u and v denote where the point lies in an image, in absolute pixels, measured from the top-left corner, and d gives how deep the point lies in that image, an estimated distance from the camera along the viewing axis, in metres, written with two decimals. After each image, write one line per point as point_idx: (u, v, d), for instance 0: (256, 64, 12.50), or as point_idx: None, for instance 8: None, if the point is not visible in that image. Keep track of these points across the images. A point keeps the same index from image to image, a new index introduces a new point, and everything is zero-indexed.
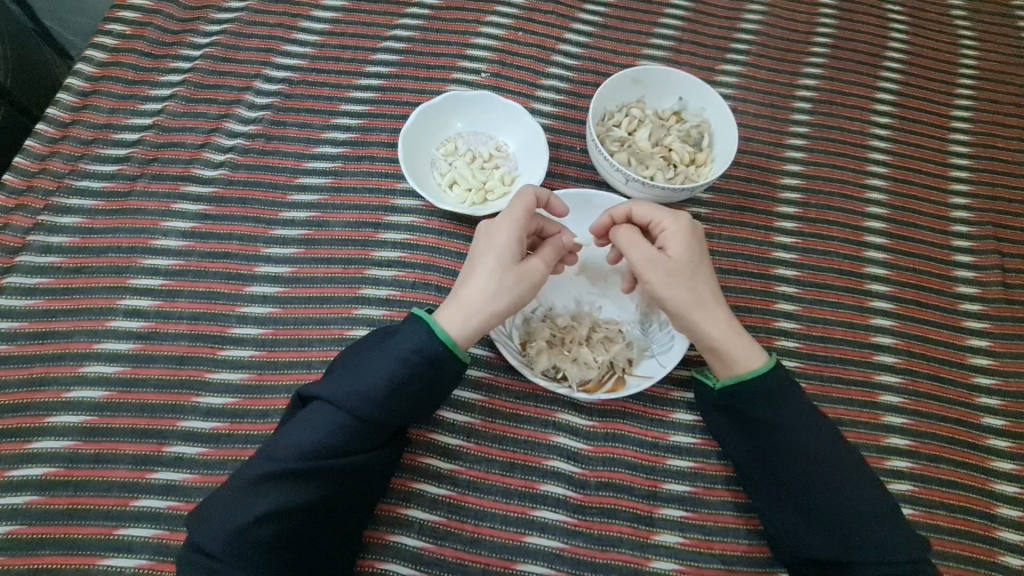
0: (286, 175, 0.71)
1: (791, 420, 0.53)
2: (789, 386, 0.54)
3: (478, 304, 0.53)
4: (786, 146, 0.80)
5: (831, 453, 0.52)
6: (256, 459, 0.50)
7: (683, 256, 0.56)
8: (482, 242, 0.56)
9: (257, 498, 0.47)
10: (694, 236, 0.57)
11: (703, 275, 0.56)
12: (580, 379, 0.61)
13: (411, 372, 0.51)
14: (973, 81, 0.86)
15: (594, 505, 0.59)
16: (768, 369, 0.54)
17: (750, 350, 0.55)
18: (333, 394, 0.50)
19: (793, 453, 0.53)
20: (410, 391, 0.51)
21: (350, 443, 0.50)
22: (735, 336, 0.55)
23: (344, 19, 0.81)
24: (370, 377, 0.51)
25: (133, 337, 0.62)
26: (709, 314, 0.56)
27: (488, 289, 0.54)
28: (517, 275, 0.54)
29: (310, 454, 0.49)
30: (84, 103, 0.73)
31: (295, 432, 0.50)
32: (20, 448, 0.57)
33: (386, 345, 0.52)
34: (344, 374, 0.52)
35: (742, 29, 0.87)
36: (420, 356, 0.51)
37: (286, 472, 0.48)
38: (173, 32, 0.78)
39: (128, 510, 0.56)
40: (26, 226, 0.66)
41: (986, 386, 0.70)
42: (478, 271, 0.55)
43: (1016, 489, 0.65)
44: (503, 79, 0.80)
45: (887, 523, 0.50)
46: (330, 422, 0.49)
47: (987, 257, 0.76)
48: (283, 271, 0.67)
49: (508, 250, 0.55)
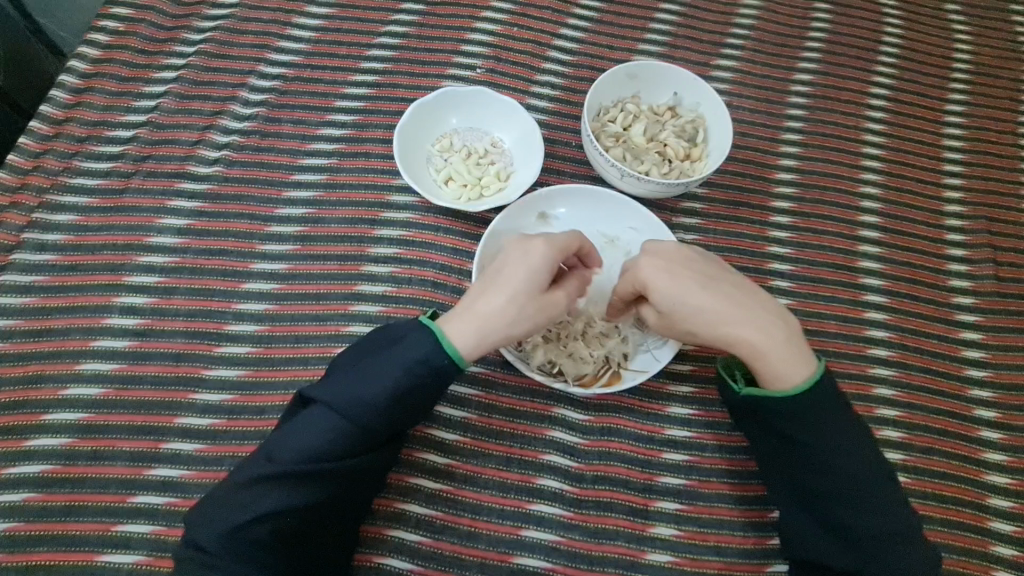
0: (281, 171, 0.71)
1: (822, 435, 0.51)
2: (827, 401, 0.51)
3: (501, 333, 0.52)
4: (781, 140, 0.80)
5: (864, 471, 0.51)
6: (255, 458, 0.50)
7: (673, 297, 0.53)
8: (516, 257, 0.54)
9: (256, 498, 0.47)
10: (667, 272, 0.54)
11: (702, 306, 0.53)
12: (575, 373, 0.62)
13: (416, 382, 0.50)
14: (967, 75, 0.86)
15: (589, 498, 0.60)
16: (794, 394, 0.51)
17: (783, 373, 0.51)
18: (334, 400, 0.50)
19: (822, 465, 0.51)
20: (412, 399, 0.51)
21: (349, 449, 0.50)
22: (774, 342, 0.51)
23: (339, 15, 0.81)
24: (375, 388, 0.50)
25: (129, 334, 0.62)
26: (735, 326, 0.52)
27: (510, 316, 0.52)
28: (540, 306, 0.54)
29: (313, 459, 0.49)
30: (77, 100, 0.73)
31: (297, 436, 0.49)
32: (16, 446, 0.57)
33: (390, 351, 0.51)
34: (346, 379, 0.51)
35: (737, 24, 0.87)
36: (425, 366, 0.51)
37: (287, 473, 0.48)
38: (166, 28, 0.78)
39: (125, 507, 0.56)
40: (20, 223, 0.66)
41: (978, 378, 0.70)
42: (503, 289, 0.53)
43: (1007, 480, 0.66)
44: (498, 75, 0.80)
45: (905, 537, 0.50)
46: (331, 428, 0.49)
47: (979, 251, 0.76)
48: (279, 268, 0.67)
49: (541, 277, 0.53)
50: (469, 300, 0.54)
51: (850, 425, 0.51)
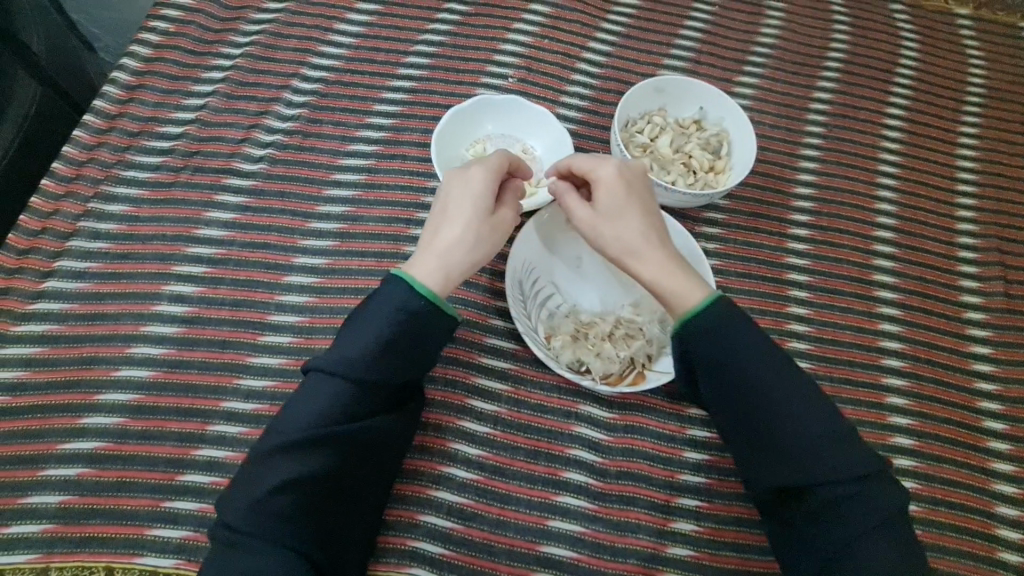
0: (322, 171, 0.75)
1: (736, 359, 0.52)
2: (732, 318, 0.53)
3: (460, 261, 0.57)
4: (799, 156, 0.84)
5: (781, 385, 0.52)
6: (265, 435, 0.52)
7: (615, 202, 0.58)
8: (460, 192, 0.59)
9: (271, 470, 0.49)
10: (623, 182, 0.59)
11: (631, 220, 0.57)
12: (602, 372, 0.64)
13: (401, 330, 0.53)
14: (981, 98, 0.89)
15: (613, 493, 0.62)
16: (707, 306, 0.53)
17: (687, 286, 0.55)
18: (326, 363, 0.52)
19: (741, 386, 0.52)
20: (400, 347, 0.53)
21: (348, 405, 0.51)
22: (673, 272, 0.55)
23: (378, 23, 0.84)
24: (362, 342, 0.52)
25: (177, 321, 0.65)
26: (641, 257, 0.56)
27: (467, 240, 0.58)
28: (492, 226, 0.59)
29: (317, 423, 0.51)
30: (129, 96, 0.76)
31: (299, 405, 0.52)
32: (70, 423, 0.60)
33: (374, 309, 0.53)
34: (337, 342, 0.53)
35: (759, 43, 0.90)
36: (408, 314, 0.53)
37: (296, 441, 0.50)
38: (214, 31, 0.82)
39: (173, 484, 0.58)
40: (76, 212, 0.69)
41: (987, 391, 0.73)
42: (454, 221, 0.58)
43: (1014, 489, 0.68)
44: (529, 85, 0.83)
45: (836, 446, 0.50)
46: (328, 390, 0.51)
47: (990, 269, 0.79)
48: (319, 263, 0.70)
49: (483, 200, 0.59)
50: (427, 238, 0.59)
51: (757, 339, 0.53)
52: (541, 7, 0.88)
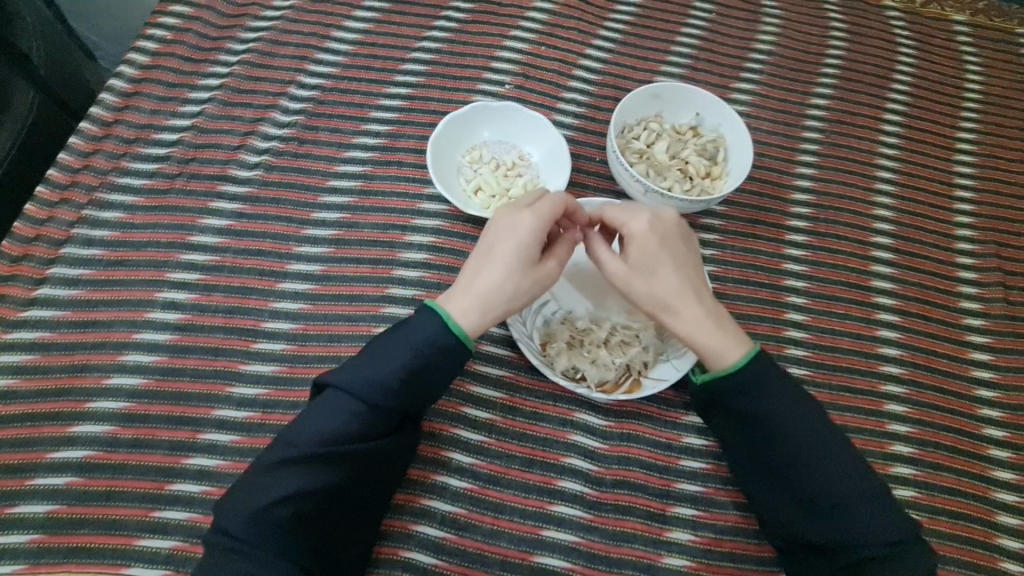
0: (318, 177, 0.75)
1: (773, 412, 0.54)
2: (772, 374, 0.55)
3: (500, 306, 0.57)
4: (797, 162, 0.83)
5: (817, 441, 0.54)
6: (275, 444, 0.52)
7: (649, 258, 0.58)
8: (505, 233, 0.58)
9: (278, 480, 0.50)
10: (655, 234, 0.59)
11: (664, 273, 0.58)
12: (598, 379, 0.64)
13: (424, 361, 0.54)
14: (979, 104, 0.89)
15: (608, 502, 0.61)
16: (748, 363, 0.55)
17: (726, 344, 0.56)
18: (348, 383, 0.53)
19: (777, 437, 0.54)
20: (421, 379, 0.54)
21: (364, 429, 0.52)
22: (708, 329, 0.56)
23: (375, 30, 0.85)
24: (385, 368, 0.53)
25: (170, 328, 0.65)
26: (675, 312, 0.58)
27: (506, 289, 0.57)
28: (534, 278, 0.58)
29: (330, 441, 0.51)
30: (125, 103, 0.76)
31: (315, 419, 0.52)
32: (61, 431, 0.59)
33: (399, 335, 0.55)
34: (359, 362, 0.54)
35: (756, 49, 0.90)
36: (433, 346, 0.54)
37: (307, 456, 0.50)
38: (211, 38, 0.82)
39: (163, 494, 0.58)
40: (70, 219, 0.69)
41: (988, 399, 0.72)
42: (496, 266, 0.57)
43: (1015, 498, 0.67)
44: (526, 91, 0.83)
45: (871, 502, 0.51)
46: (347, 411, 0.52)
47: (989, 275, 0.79)
48: (313, 270, 0.69)
49: (529, 250, 0.57)
50: (467, 275, 0.58)
51: (795, 394, 0.55)
52: (538, 14, 0.88)
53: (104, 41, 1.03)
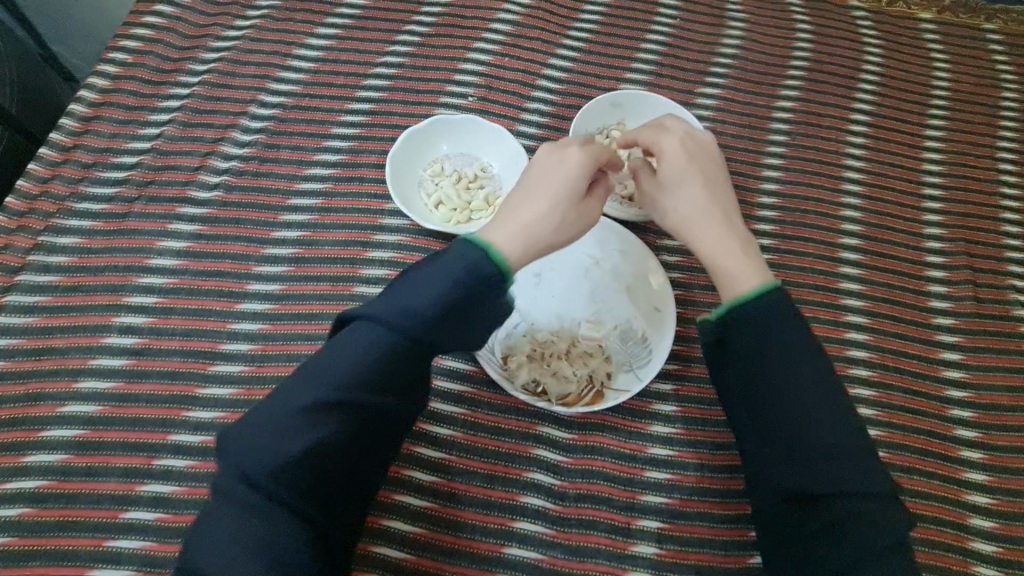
0: (278, 196, 0.74)
1: (772, 349, 0.50)
2: (777, 310, 0.51)
3: (548, 234, 0.53)
4: (763, 165, 0.83)
5: (817, 391, 0.49)
6: (291, 386, 0.45)
7: (678, 176, 0.57)
8: (552, 168, 0.56)
9: (295, 431, 0.43)
10: (689, 154, 0.58)
11: (692, 191, 0.57)
12: (558, 393, 0.63)
13: (469, 295, 0.46)
14: (946, 102, 0.89)
15: (571, 517, 0.61)
16: (765, 291, 0.51)
17: (749, 267, 0.54)
18: (380, 320, 0.45)
19: (778, 380, 0.49)
20: (462, 318, 0.46)
21: (395, 372, 0.46)
22: (733, 253, 0.55)
23: (337, 47, 0.85)
24: (424, 302, 0.45)
25: (127, 353, 0.64)
26: (698, 230, 0.56)
27: (554, 221, 0.53)
28: (579, 213, 0.55)
29: (354, 386, 0.45)
30: (85, 128, 0.76)
31: (342, 354, 0.45)
32: (14, 461, 0.59)
33: (438, 265, 0.47)
34: (392, 294, 0.47)
35: (720, 53, 0.90)
36: (476, 278, 0.46)
37: (328, 404, 0.44)
38: (173, 60, 0.82)
39: (117, 522, 0.57)
40: (27, 246, 0.69)
41: (959, 399, 0.71)
42: (540, 198, 0.54)
43: (988, 500, 0.66)
44: (489, 103, 0.83)
45: (858, 457, 0.47)
46: (376, 352, 0.45)
47: (958, 273, 0.78)
48: (273, 289, 0.69)
49: (579, 183, 0.55)
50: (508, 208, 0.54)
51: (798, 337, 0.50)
52: (502, 25, 0.88)
53: (87, 65, 1.03)
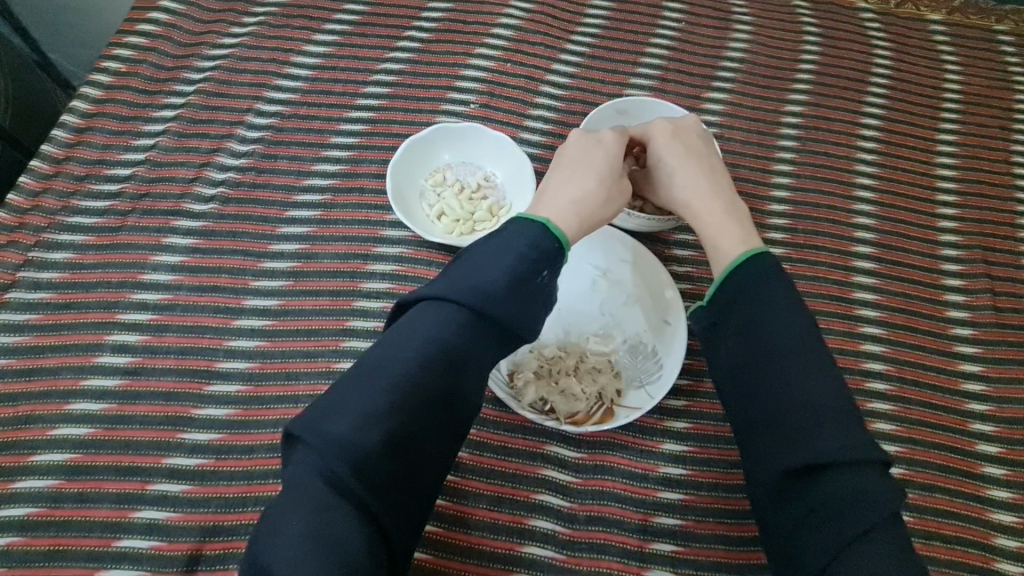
0: (276, 208, 0.72)
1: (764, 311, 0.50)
2: (774, 277, 0.52)
3: (592, 212, 0.57)
4: (773, 172, 0.81)
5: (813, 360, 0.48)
6: (360, 368, 0.44)
7: (668, 157, 0.62)
8: (585, 152, 0.61)
9: (372, 404, 0.41)
10: (676, 136, 0.63)
11: (681, 167, 0.61)
12: (567, 411, 0.61)
13: (531, 267, 0.49)
14: (958, 105, 0.87)
15: (582, 540, 0.58)
16: (751, 255, 0.53)
17: (736, 232, 0.56)
18: (448, 291, 0.46)
19: (760, 343, 0.49)
20: (528, 288, 0.48)
21: (467, 343, 0.45)
22: (719, 217, 0.58)
23: (336, 54, 0.83)
24: (489, 273, 0.47)
25: (120, 372, 0.62)
26: (692, 206, 0.60)
27: (600, 197, 0.58)
28: (619, 189, 0.60)
29: (428, 358, 0.44)
30: (77, 139, 0.74)
31: (409, 334, 0.45)
32: (3, 488, 0.57)
33: (498, 243, 0.50)
34: (455, 272, 0.48)
35: (727, 57, 0.89)
36: (538, 253, 0.50)
37: (401, 376, 0.43)
38: (167, 68, 0.80)
39: (109, 551, 0.55)
40: (17, 262, 0.67)
41: (980, 412, 0.69)
42: (581, 179, 0.59)
43: (1013, 519, 0.64)
44: (491, 110, 0.81)
45: (842, 423, 0.45)
46: (449, 320, 0.45)
47: (976, 281, 0.76)
48: (271, 304, 0.67)
49: (612, 165, 0.60)
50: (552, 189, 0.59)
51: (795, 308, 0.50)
52: (503, 30, 0.87)
53: (83, 73, 1.02)
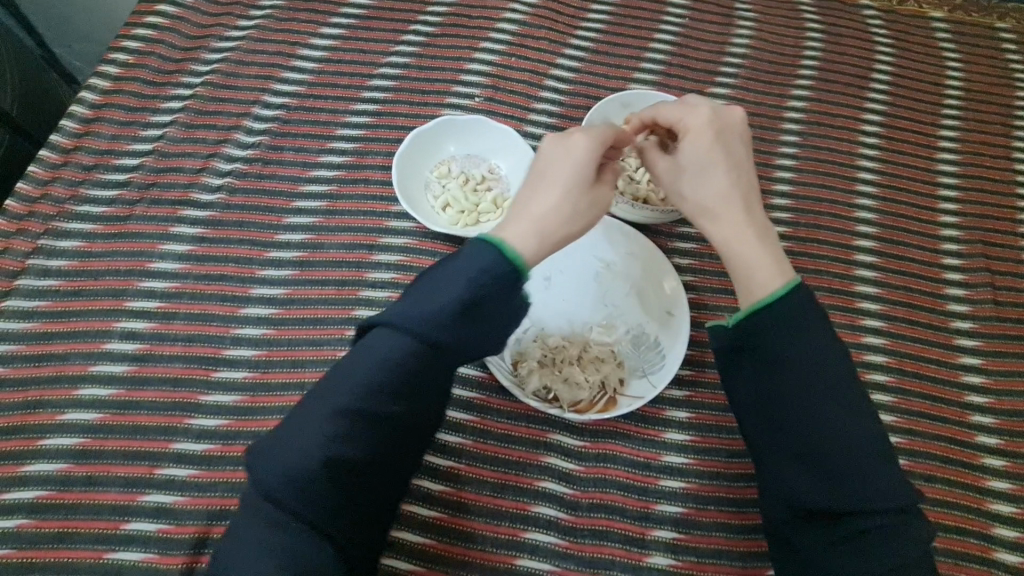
0: (282, 198, 0.73)
1: (805, 356, 0.47)
2: (810, 314, 0.48)
3: (558, 230, 0.52)
4: (775, 166, 0.82)
5: (849, 403, 0.46)
6: (312, 398, 0.44)
7: (699, 159, 0.56)
8: (559, 158, 0.55)
9: (318, 440, 0.42)
10: (715, 136, 0.56)
11: (713, 174, 0.55)
12: (570, 399, 0.61)
13: (487, 295, 0.45)
14: (960, 101, 0.87)
15: (584, 527, 0.59)
16: (787, 290, 0.49)
17: (768, 262, 0.52)
18: (398, 322, 0.45)
19: (803, 391, 0.46)
20: (482, 317, 0.45)
21: (414, 377, 0.44)
22: (747, 241, 0.53)
23: (341, 47, 0.83)
24: (440, 302, 0.44)
25: (128, 359, 0.63)
26: (716, 220, 0.55)
27: (565, 211, 0.53)
28: (590, 201, 0.54)
29: (374, 392, 0.43)
30: (86, 130, 0.75)
31: (358, 365, 0.44)
32: (13, 471, 0.57)
33: (456, 265, 0.46)
34: (409, 298, 0.46)
35: (730, 53, 0.89)
36: (494, 280, 0.45)
37: (347, 411, 0.43)
38: (175, 60, 0.81)
39: (118, 533, 0.55)
40: (26, 249, 0.67)
41: (980, 405, 0.70)
42: (549, 193, 0.53)
43: (1012, 509, 0.65)
44: (496, 103, 0.82)
45: (881, 470, 0.45)
46: (396, 353, 0.44)
47: (976, 275, 0.76)
48: (278, 293, 0.67)
49: (584, 173, 0.54)
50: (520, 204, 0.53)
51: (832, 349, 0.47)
52: (508, 24, 0.87)
53: (88, 68, 1.03)
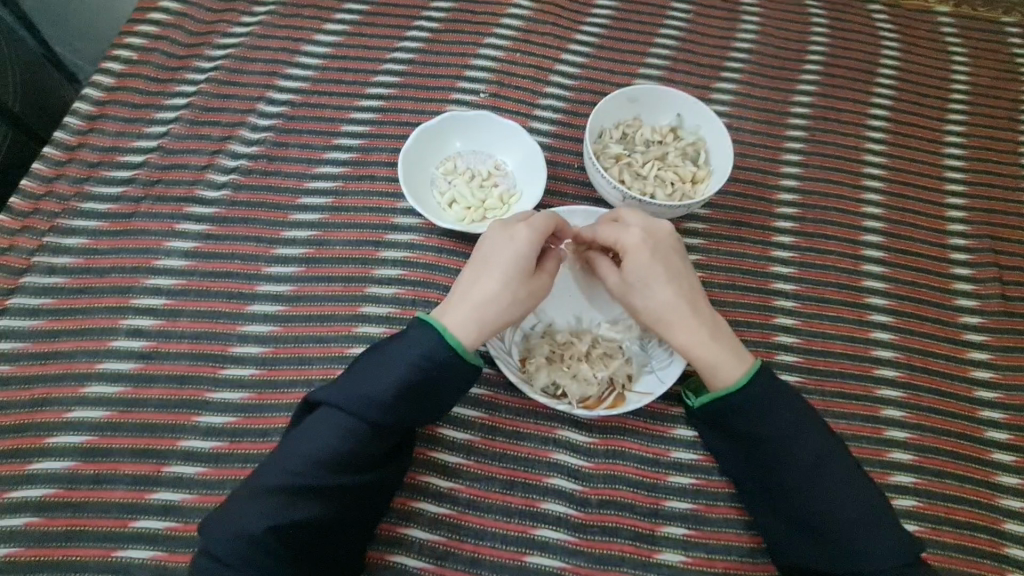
0: (288, 195, 0.73)
1: (773, 430, 0.53)
2: (774, 388, 0.54)
3: (495, 320, 0.55)
4: (782, 161, 0.81)
5: (830, 465, 0.52)
6: (266, 468, 0.50)
7: (644, 273, 0.56)
8: (501, 245, 0.56)
9: (272, 506, 0.47)
10: (652, 246, 0.57)
11: (661, 284, 0.56)
12: (579, 395, 0.61)
13: (424, 375, 0.51)
14: (966, 96, 0.87)
15: (594, 524, 0.59)
16: (750, 380, 0.53)
17: (731, 359, 0.55)
18: (342, 401, 0.50)
19: (778, 462, 0.53)
20: (418, 394, 0.51)
21: (360, 447, 0.49)
22: (706, 344, 0.55)
23: (346, 43, 0.83)
24: (381, 383, 0.50)
25: (135, 357, 0.63)
26: (674, 328, 0.56)
27: (503, 300, 0.55)
28: (530, 290, 0.56)
29: (322, 461, 0.49)
30: (90, 127, 0.75)
31: (307, 439, 0.50)
32: (20, 469, 0.57)
33: (396, 348, 0.52)
34: (352, 378, 0.52)
35: (736, 48, 0.89)
36: (431, 362, 0.51)
37: (296, 480, 0.48)
38: (179, 57, 0.80)
39: (126, 531, 0.55)
40: (32, 247, 0.67)
41: (988, 400, 0.69)
42: (490, 282, 0.55)
43: (1021, 504, 0.65)
44: (501, 99, 0.82)
45: (876, 524, 0.50)
46: (342, 428, 0.49)
47: (984, 270, 0.76)
48: (284, 290, 0.67)
49: (525, 261, 0.56)
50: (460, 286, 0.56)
51: (803, 417, 0.53)
52: (512, 20, 0.87)
53: (89, 66, 1.03)
